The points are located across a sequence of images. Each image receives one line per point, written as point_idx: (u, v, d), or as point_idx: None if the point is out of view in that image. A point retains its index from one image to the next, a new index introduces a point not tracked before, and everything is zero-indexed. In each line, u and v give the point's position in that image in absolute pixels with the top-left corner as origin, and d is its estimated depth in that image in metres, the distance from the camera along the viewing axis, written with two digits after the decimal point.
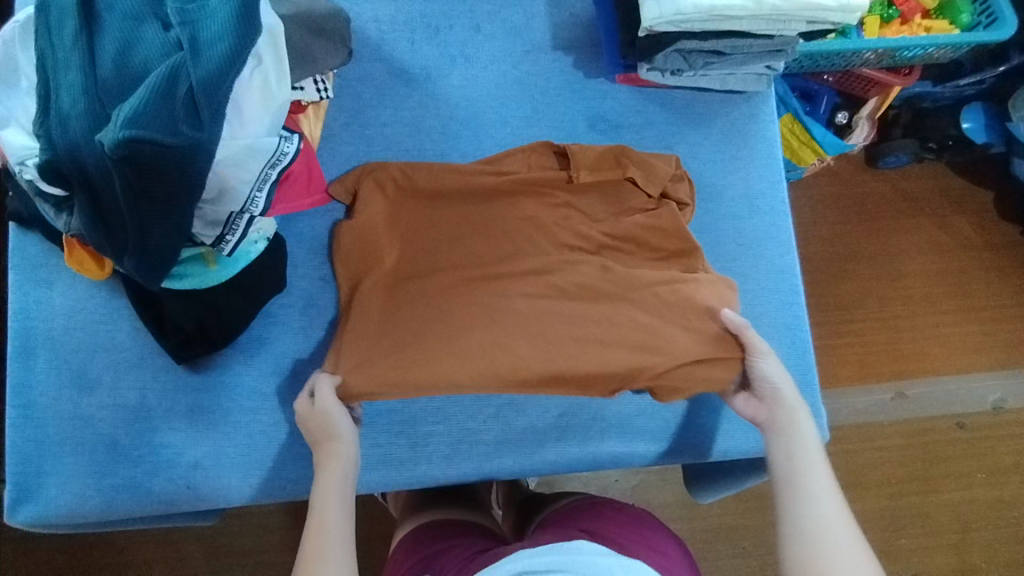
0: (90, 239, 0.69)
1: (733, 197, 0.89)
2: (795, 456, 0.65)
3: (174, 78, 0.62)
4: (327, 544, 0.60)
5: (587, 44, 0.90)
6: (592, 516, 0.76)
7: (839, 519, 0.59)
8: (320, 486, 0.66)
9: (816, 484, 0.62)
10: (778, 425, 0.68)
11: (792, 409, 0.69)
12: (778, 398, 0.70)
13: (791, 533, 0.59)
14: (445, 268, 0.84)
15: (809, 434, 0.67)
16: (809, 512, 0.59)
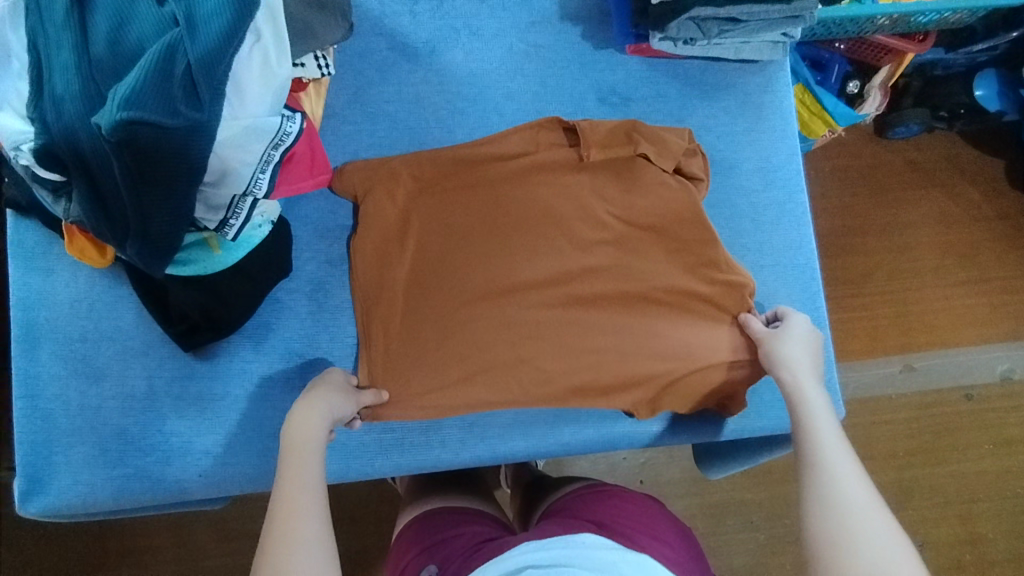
0: (90, 226, 0.68)
1: (746, 170, 0.87)
2: (813, 430, 0.63)
3: (171, 56, 0.59)
4: (298, 493, 0.59)
5: (595, 14, 0.87)
6: (597, 506, 0.75)
7: (863, 491, 0.56)
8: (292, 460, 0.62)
9: (836, 457, 0.60)
10: (797, 403, 0.66)
11: (806, 387, 0.67)
12: (796, 377, 0.68)
13: (813, 506, 0.56)
14: (454, 251, 0.81)
15: (823, 406, 0.65)
16: (832, 485, 0.57)
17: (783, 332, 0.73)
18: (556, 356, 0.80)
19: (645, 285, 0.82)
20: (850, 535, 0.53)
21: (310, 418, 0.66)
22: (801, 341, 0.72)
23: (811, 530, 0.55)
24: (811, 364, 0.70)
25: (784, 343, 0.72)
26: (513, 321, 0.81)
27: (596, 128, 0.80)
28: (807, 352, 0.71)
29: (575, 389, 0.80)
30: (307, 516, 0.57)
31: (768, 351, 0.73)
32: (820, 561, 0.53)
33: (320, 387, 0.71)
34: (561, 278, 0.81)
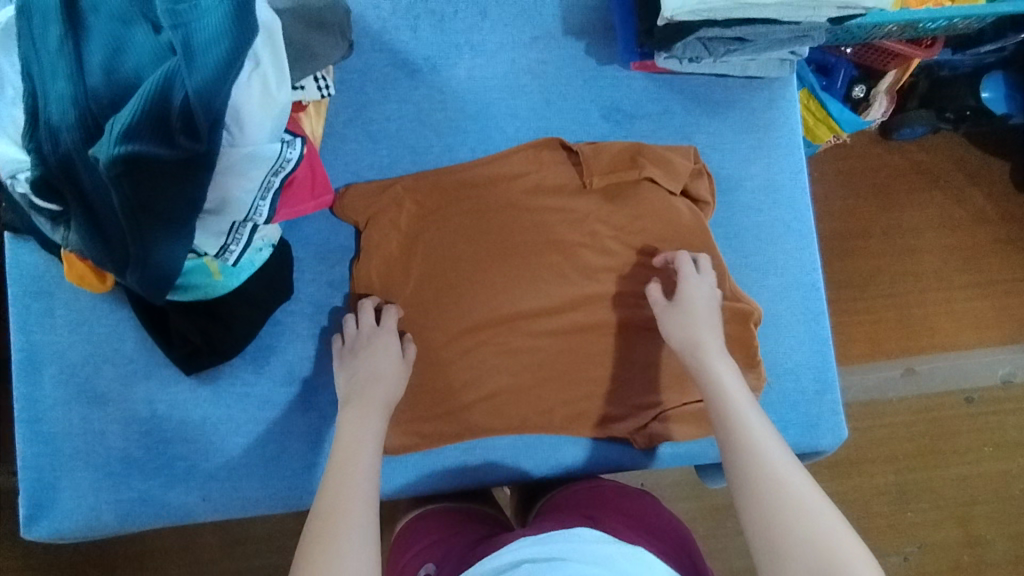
0: (89, 255, 0.67)
1: (753, 189, 0.86)
2: (728, 407, 0.65)
3: (169, 88, 0.58)
4: (349, 479, 0.62)
5: (600, 29, 0.85)
6: (596, 504, 0.75)
7: (784, 460, 0.60)
8: (342, 451, 0.66)
9: (756, 430, 0.62)
10: (707, 386, 0.68)
11: (713, 368, 0.69)
12: (703, 359, 0.70)
13: (740, 485, 0.59)
14: (459, 273, 0.82)
15: (732, 384, 0.68)
16: (757, 461, 0.59)
17: (681, 307, 0.75)
18: (561, 376, 0.82)
19: (647, 306, 0.83)
20: (779, 506, 0.56)
21: (362, 416, 0.70)
22: (698, 313, 0.74)
23: (742, 508, 0.57)
24: (713, 337, 0.73)
25: (685, 322, 0.74)
26: (515, 342, 0.82)
27: (600, 154, 0.82)
28: (707, 325, 0.74)
29: (576, 412, 0.81)
30: (358, 497, 0.61)
31: (669, 332, 0.74)
32: (756, 538, 0.55)
33: (379, 380, 0.74)
34: (566, 298, 0.82)
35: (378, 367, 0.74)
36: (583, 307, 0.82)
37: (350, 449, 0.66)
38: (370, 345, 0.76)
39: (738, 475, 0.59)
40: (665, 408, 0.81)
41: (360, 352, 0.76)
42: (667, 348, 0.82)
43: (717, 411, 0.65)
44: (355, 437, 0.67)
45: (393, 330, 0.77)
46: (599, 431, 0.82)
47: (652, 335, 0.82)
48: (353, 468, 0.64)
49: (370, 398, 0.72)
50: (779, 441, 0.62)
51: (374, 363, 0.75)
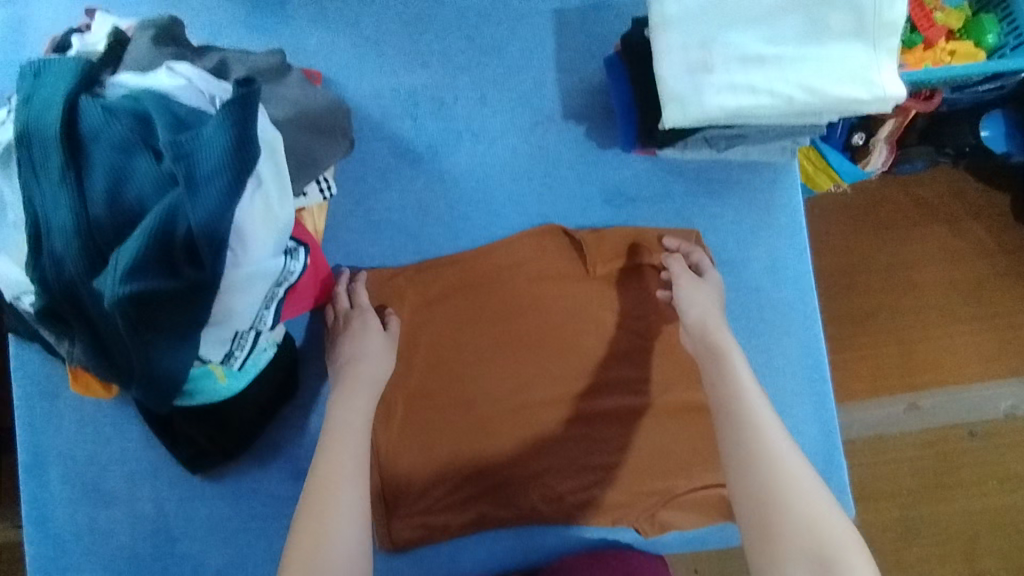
0: (93, 368, 0.67)
1: (756, 270, 0.85)
2: (734, 387, 0.70)
3: (172, 221, 0.58)
4: (338, 460, 0.67)
5: (600, 112, 0.85)
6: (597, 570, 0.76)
7: (785, 443, 0.65)
8: (336, 424, 0.70)
9: (760, 414, 0.67)
10: (713, 357, 0.73)
11: (719, 340, 0.74)
12: (710, 331, 0.75)
13: (741, 463, 0.65)
14: (463, 361, 0.82)
15: (738, 357, 0.73)
16: (761, 442, 0.65)
17: (697, 286, 0.78)
18: (566, 465, 0.82)
19: (652, 392, 0.83)
20: (778, 485, 0.62)
21: (348, 390, 0.73)
22: (709, 295, 0.78)
23: (739, 482, 0.64)
24: (721, 319, 0.76)
25: (698, 300, 0.77)
26: (520, 435, 0.82)
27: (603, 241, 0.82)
28: (716, 306, 0.77)
29: (583, 500, 0.81)
30: (345, 480, 0.65)
31: (684, 309, 0.77)
32: (750, 511, 0.62)
33: (362, 358, 0.75)
34: (571, 386, 0.83)
35: (360, 347, 0.75)
36: (588, 394, 0.83)
37: (342, 429, 0.70)
38: (349, 327, 0.77)
39: (739, 452, 0.65)
40: (672, 494, 0.81)
41: (343, 333, 0.77)
42: (673, 432, 0.83)
43: (724, 391, 0.70)
44: (348, 416, 0.71)
45: (367, 309, 0.78)
46: (606, 520, 0.81)
47: (657, 420, 0.83)
48: (344, 449, 0.68)
49: (357, 377, 0.74)
50: (782, 426, 0.68)
51: (356, 341, 0.76)
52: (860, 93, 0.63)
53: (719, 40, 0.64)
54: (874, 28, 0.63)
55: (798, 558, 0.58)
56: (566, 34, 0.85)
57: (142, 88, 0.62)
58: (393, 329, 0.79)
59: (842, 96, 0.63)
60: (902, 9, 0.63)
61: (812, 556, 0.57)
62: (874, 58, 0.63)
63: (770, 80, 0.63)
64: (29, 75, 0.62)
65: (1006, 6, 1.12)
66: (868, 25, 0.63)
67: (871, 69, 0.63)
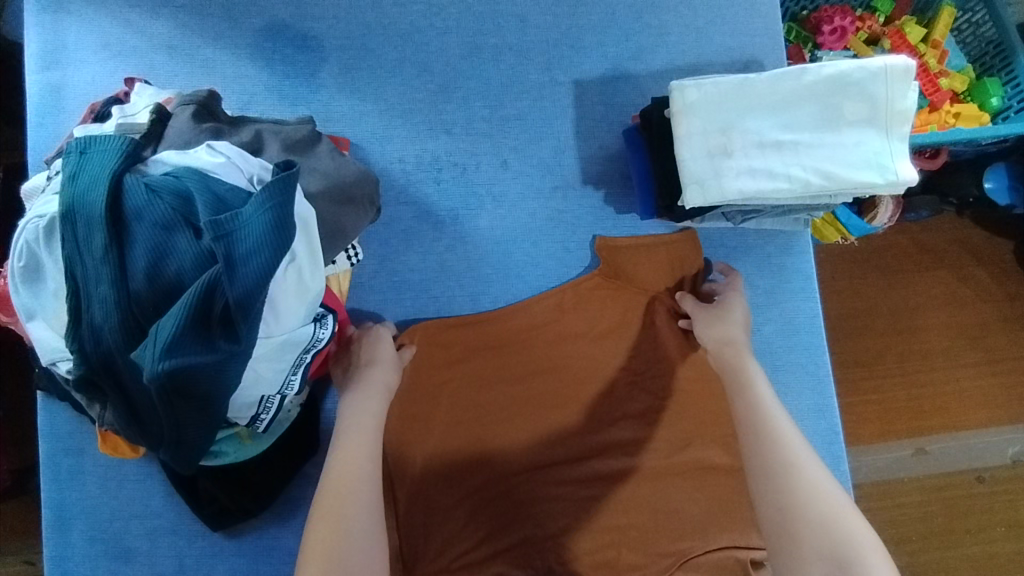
0: (123, 432, 0.69)
1: (769, 332, 0.87)
2: (755, 399, 0.72)
3: (209, 298, 0.59)
4: (354, 458, 0.67)
5: (618, 179, 0.88)
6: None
7: (804, 450, 0.67)
8: (351, 422, 0.71)
9: (781, 424, 0.69)
10: (732, 372, 0.76)
11: (740, 357, 0.77)
12: (731, 347, 0.78)
13: (761, 465, 0.66)
14: (482, 420, 0.83)
15: (756, 372, 0.75)
16: (781, 447, 0.67)
17: (722, 315, 0.80)
18: (583, 525, 0.81)
19: (666, 452, 0.84)
20: (796, 489, 0.63)
21: (362, 396, 0.74)
22: (732, 320, 0.80)
23: (759, 485, 0.65)
24: (746, 348, 0.78)
25: (722, 327, 0.80)
26: (540, 494, 0.82)
27: (623, 258, 0.85)
28: (740, 331, 0.80)
29: (600, 560, 0.80)
30: (363, 477, 0.66)
31: (707, 333, 0.80)
32: (767, 512, 0.63)
33: (377, 364, 0.77)
34: (588, 446, 0.84)
35: (375, 353, 0.77)
36: (603, 454, 0.84)
37: (356, 428, 0.70)
38: (367, 338, 0.79)
39: (759, 457, 0.66)
40: (689, 555, 0.80)
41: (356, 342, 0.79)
42: (690, 493, 0.83)
43: (745, 403, 0.72)
44: (361, 414, 0.72)
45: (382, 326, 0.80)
46: None
47: (672, 480, 0.83)
48: (361, 446, 0.68)
49: (371, 382, 0.75)
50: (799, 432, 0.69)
51: (370, 349, 0.78)
52: (874, 178, 0.65)
53: (738, 126, 0.67)
54: (887, 116, 0.66)
55: (816, 560, 0.58)
56: (585, 104, 0.88)
57: (183, 165, 0.65)
58: (409, 355, 0.81)
59: (855, 182, 0.66)
60: (913, 99, 0.66)
61: (828, 556, 0.58)
62: (885, 145, 0.66)
63: (788, 164, 0.66)
64: (75, 150, 0.65)
65: (1010, 70, 1.16)
66: (880, 113, 0.66)
67: (884, 156, 0.65)
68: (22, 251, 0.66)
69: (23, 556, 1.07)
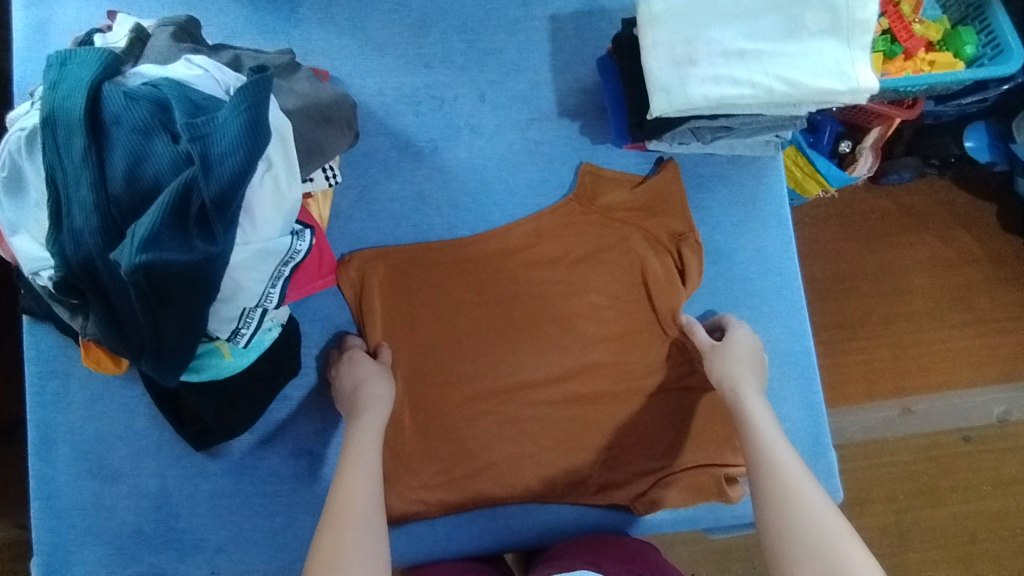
0: (106, 343, 0.70)
1: (743, 259, 0.89)
2: (756, 430, 0.72)
3: (186, 196, 0.61)
4: (353, 499, 0.67)
5: (593, 110, 0.90)
6: (595, 547, 0.77)
7: (806, 481, 0.66)
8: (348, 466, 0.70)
9: (781, 454, 0.69)
10: (737, 412, 0.76)
11: (748, 397, 0.77)
12: (740, 387, 0.78)
13: (764, 496, 0.66)
14: (461, 345, 0.85)
15: (762, 408, 0.75)
16: (780, 478, 0.66)
17: (726, 353, 0.81)
18: (561, 445, 0.85)
19: (639, 374, 0.86)
20: (795, 516, 0.62)
21: (360, 442, 0.73)
22: (740, 359, 0.80)
23: (763, 519, 0.64)
24: (754, 389, 0.78)
25: (728, 366, 0.80)
26: (518, 416, 0.85)
27: (601, 188, 0.88)
28: (747, 369, 0.80)
29: (576, 479, 0.84)
30: (360, 515, 0.65)
31: (717, 371, 0.80)
32: (770, 546, 0.62)
33: (367, 384, 0.79)
34: (565, 368, 0.86)
35: (359, 373, 0.79)
36: (580, 376, 0.86)
37: (356, 472, 0.70)
38: (343, 364, 0.80)
39: (762, 494, 0.66)
40: (664, 474, 0.84)
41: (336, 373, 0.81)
42: (663, 412, 0.86)
43: (750, 440, 0.72)
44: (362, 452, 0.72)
45: (353, 347, 0.82)
46: (599, 498, 0.84)
47: (645, 403, 0.86)
48: (361, 483, 0.68)
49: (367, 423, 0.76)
50: (803, 464, 0.69)
51: (350, 371, 0.79)
52: (835, 85, 0.67)
53: (703, 37, 0.69)
54: (848, 25, 0.67)
55: None
56: (561, 38, 0.90)
57: (161, 77, 0.67)
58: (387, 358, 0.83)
59: (819, 88, 0.68)
60: (875, 8, 0.67)
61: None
62: (847, 52, 0.67)
63: (751, 72, 0.68)
64: (54, 62, 0.67)
65: (983, 19, 1.17)
66: (843, 24, 0.67)
67: (845, 64, 0.67)
68: (5, 163, 0.67)
69: (18, 521, 1.05)
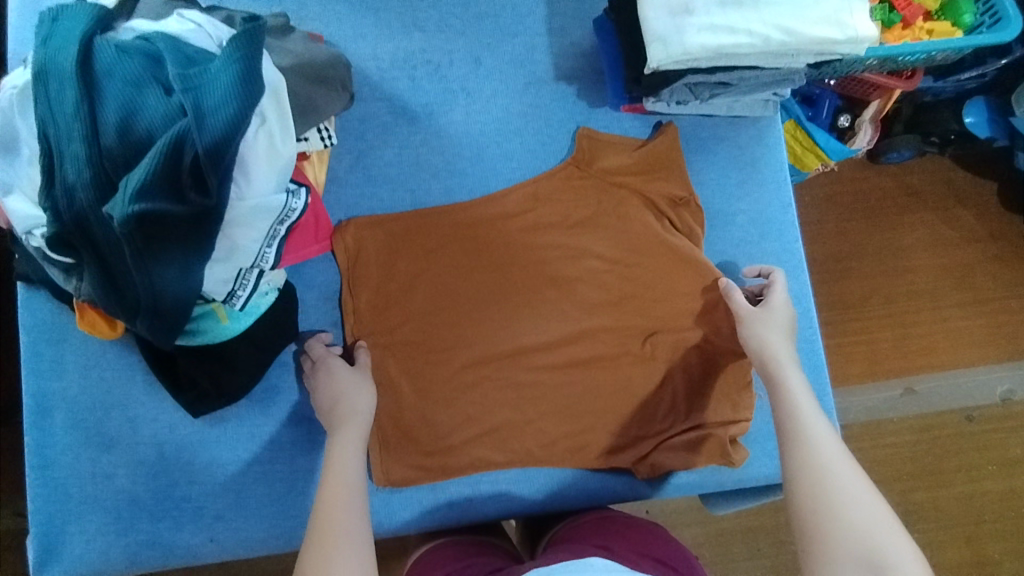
0: (101, 304, 0.69)
1: (743, 222, 0.88)
2: (795, 403, 0.70)
3: (180, 148, 0.60)
4: (339, 512, 0.64)
5: (590, 74, 0.89)
6: (601, 535, 0.75)
7: (840, 454, 0.65)
8: (331, 478, 0.68)
9: (816, 425, 0.67)
10: (770, 374, 0.74)
11: (780, 360, 0.75)
12: (772, 349, 0.76)
13: (796, 465, 0.64)
14: (461, 308, 0.84)
15: (795, 372, 0.73)
16: (815, 447, 0.65)
17: (762, 322, 0.78)
18: (561, 409, 0.84)
19: (640, 338, 0.86)
20: (829, 487, 0.61)
21: (343, 454, 0.71)
22: (777, 329, 0.78)
23: (794, 487, 0.63)
24: (787, 353, 0.75)
25: (765, 337, 0.77)
26: (518, 381, 0.84)
27: (600, 152, 0.87)
28: (784, 339, 0.77)
29: (578, 444, 0.84)
30: (347, 528, 0.63)
31: (753, 341, 0.77)
32: (800, 515, 0.61)
33: (345, 396, 0.76)
34: (564, 332, 0.85)
35: (337, 387, 0.77)
36: (580, 340, 0.85)
37: (338, 478, 0.68)
38: (322, 374, 0.78)
39: (795, 462, 0.65)
40: (666, 436, 0.84)
41: (312, 384, 0.78)
42: (664, 376, 0.85)
43: (783, 406, 0.70)
44: (345, 464, 0.70)
45: (329, 354, 0.79)
46: (602, 461, 0.84)
47: (646, 367, 0.85)
48: (345, 496, 0.66)
49: (347, 432, 0.73)
50: (835, 434, 0.68)
51: (328, 385, 0.77)
52: (835, 34, 0.68)
53: None
54: None
55: (847, 567, 0.57)
56: (556, 2, 0.89)
57: (154, 31, 0.67)
58: (365, 362, 0.81)
59: (818, 37, 0.68)
60: None
61: (856, 561, 0.57)
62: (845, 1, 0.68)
63: (748, 21, 0.68)
64: (48, 19, 0.68)
65: None
66: None
67: (843, 12, 0.67)
68: None
69: (14, 508, 1.04)
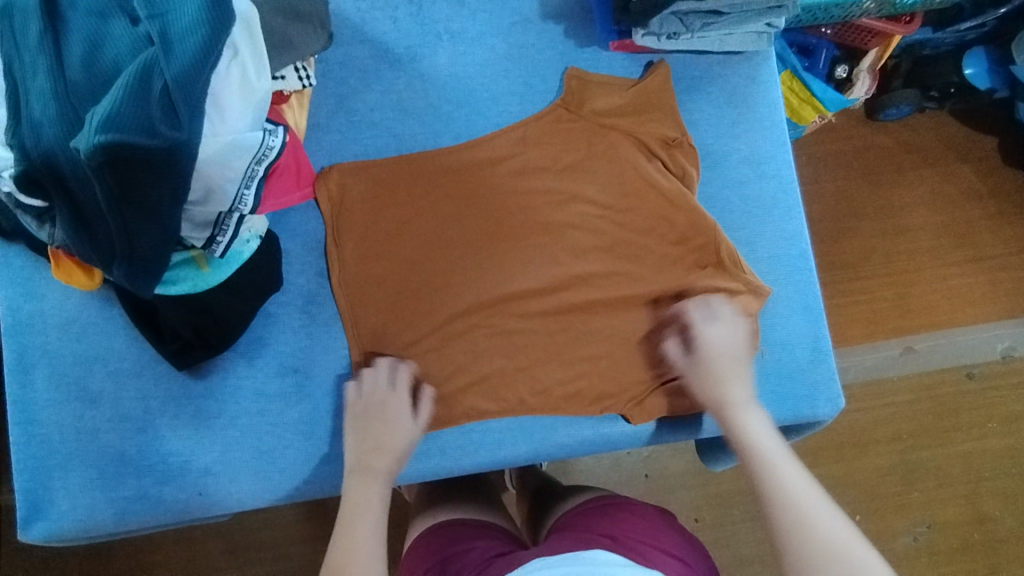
0: (77, 252, 0.66)
1: (737, 162, 0.86)
2: (755, 452, 0.62)
3: (148, 75, 0.59)
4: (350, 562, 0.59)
5: (578, 12, 0.86)
6: (608, 519, 0.72)
7: (819, 505, 0.56)
8: (345, 525, 0.63)
9: (783, 475, 0.59)
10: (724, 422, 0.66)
11: (732, 404, 0.67)
12: (721, 393, 0.68)
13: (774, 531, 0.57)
14: (448, 255, 0.82)
15: (750, 414, 0.66)
16: (786, 505, 0.57)
17: (701, 364, 0.71)
18: (554, 357, 0.82)
19: (634, 282, 0.84)
20: (811, 553, 0.54)
21: (364, 494, 0.66)
22: (723, 364, 0.70)
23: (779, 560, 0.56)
24: (741, 391, 0.68)
25: (710, 379, 0.70)
26: (508, 328, 0.82)
27: (589, 92, 0.84)
28: (734, 374, 0.69)
29: (572, 391, 0.82)
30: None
31: (696, 383, 0.71)
32: None
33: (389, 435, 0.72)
34: (554, 279, 0.82)
35: (389, 426, 0.72)
36: (572, 286, 0.83)
37: (356, 529, 0.62)
38: (379, 408, 0.74)
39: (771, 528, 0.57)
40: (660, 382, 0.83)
41: (370, 411, 0.73)
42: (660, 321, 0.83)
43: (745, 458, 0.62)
44: (364, 508, 0.65)
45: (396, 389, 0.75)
46: (596, 408, 0.82)
47: (640, 312, 0.83)
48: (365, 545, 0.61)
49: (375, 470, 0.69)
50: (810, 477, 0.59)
51: (387, 422, 0.73)
52: None
53: None
54: None
55: None
56: None
57: None
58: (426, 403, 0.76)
59: None
60: None
61: None
62: None
63: None
64: None
65: None
66: None
67: None
68: None
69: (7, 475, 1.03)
